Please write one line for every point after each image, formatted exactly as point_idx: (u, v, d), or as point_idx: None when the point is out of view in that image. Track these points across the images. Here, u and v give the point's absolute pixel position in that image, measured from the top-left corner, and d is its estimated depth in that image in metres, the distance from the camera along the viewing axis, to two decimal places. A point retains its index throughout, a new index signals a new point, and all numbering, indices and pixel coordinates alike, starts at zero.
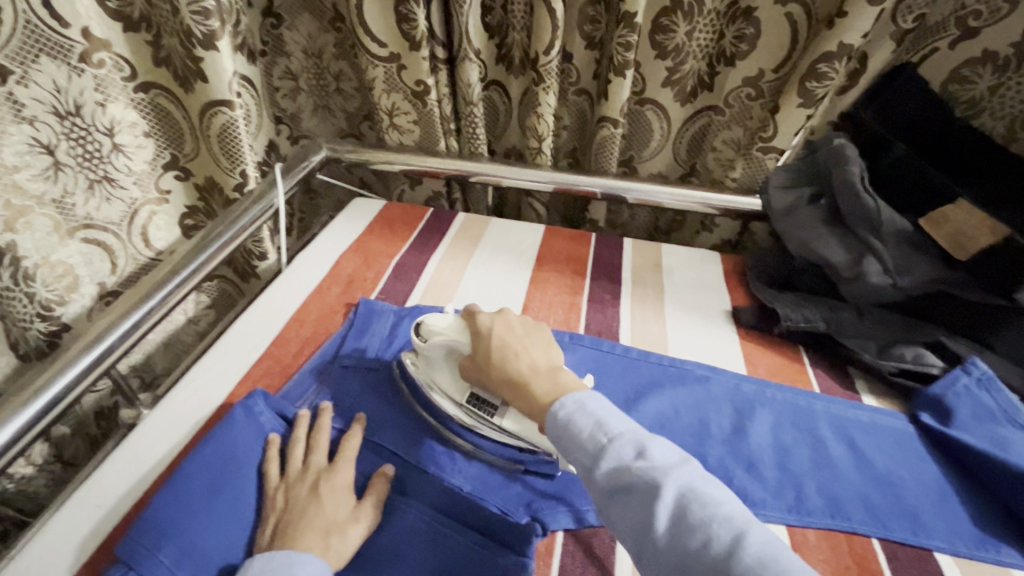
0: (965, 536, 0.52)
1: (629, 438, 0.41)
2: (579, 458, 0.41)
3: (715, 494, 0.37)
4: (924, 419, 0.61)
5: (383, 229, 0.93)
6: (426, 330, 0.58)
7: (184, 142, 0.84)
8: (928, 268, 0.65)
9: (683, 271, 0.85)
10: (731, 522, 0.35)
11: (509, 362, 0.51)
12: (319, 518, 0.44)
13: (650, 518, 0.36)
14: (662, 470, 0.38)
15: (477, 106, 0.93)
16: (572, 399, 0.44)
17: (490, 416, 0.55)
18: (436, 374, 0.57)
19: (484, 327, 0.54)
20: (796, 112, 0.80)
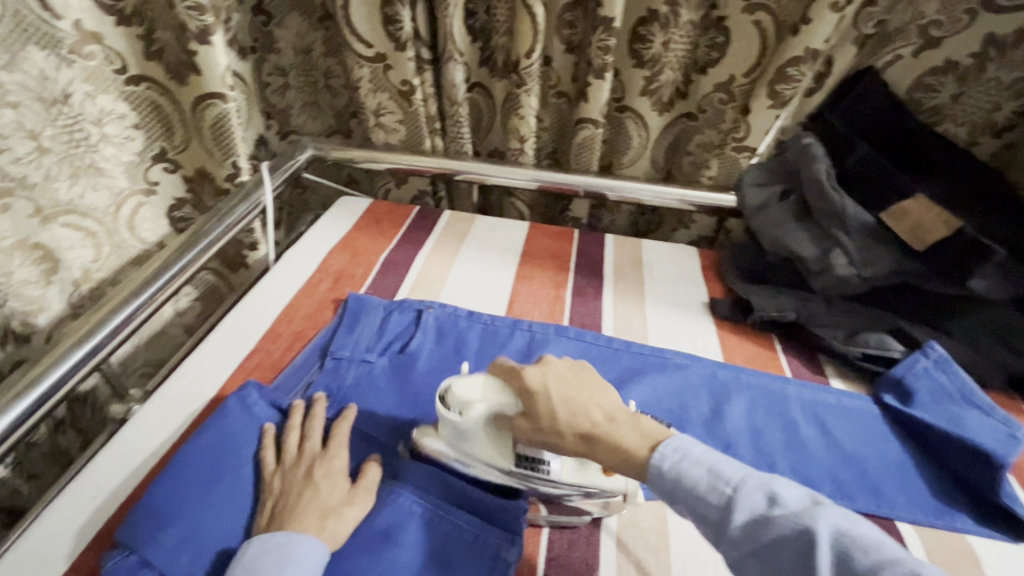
0: (924, 507, 0.55)
1: (754, 485, 0.38)
2: (706, 516, 0.39)
3: (866, 532, 0.34)
4: (888, 400, 0.64)
5: (369, 226, 0.94)
6: (456, 400, 0.49)
7: (174, 134, 0.84)
8: (890, 257, 0.69)
9: (663, 266, 0.88)
10: (897, 563, 0.31)
11: (579, 414, 0.44)
12: (314, 501, 0.46)
13: (808, 571, 0.33)
14: (805, 516, 0.35)
15: (461, 105, 0.95)
16: (671, 447, 0.41)
17: (541, 473, 0.49)
18: (475, 445, 0.50)
19: (536, 386, 0.46)
20: (767, 113, 0.84)
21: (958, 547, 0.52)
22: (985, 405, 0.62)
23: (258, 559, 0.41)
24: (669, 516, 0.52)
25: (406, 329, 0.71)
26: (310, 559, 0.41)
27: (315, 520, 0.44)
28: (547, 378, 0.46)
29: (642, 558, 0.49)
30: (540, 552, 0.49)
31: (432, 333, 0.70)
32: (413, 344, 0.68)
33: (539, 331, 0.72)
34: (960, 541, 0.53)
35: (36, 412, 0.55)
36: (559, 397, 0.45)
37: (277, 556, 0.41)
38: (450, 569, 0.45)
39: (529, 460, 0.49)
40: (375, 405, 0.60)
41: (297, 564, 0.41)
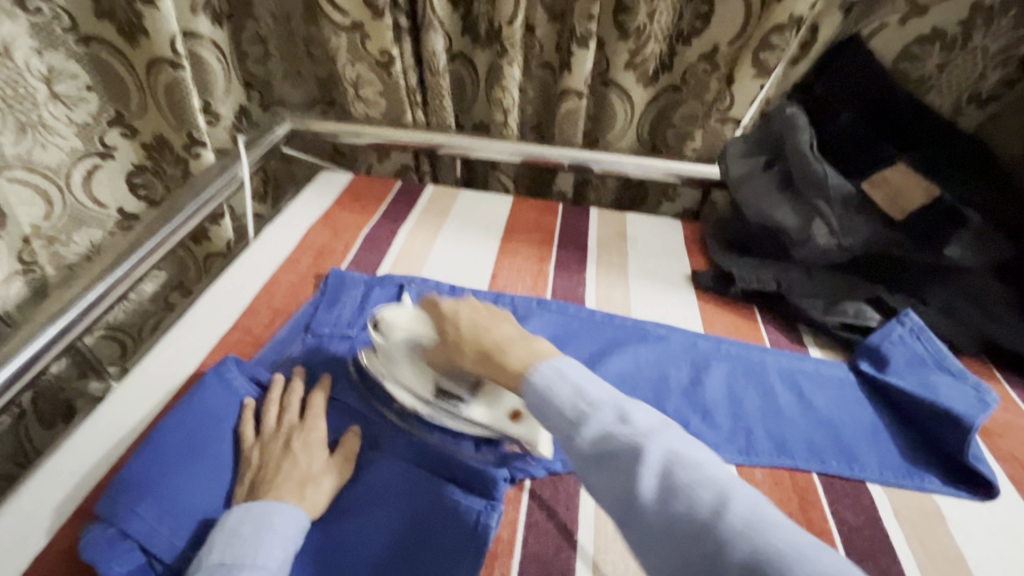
0: (895, 469, 0.57)
1: (609, 406, 0.42)
2: (559, 425, 0.42)
3: (698, 457, 0.38)
4: (863, 366, 0.66)
5: (350, 201, 0.93)
6: (386, 325, 0.57)
7: (130, 101, 0.89)
8: (870, 228, 0.70)
9: (646, 239, 0.88)
10: (711, 482, 0.36)
11: (482, 334, 0.52)
12: (293, 471, 0.46)
13: (633, 480, 0.37)
14: (645, 437, 0.39)
15: (443, 76, 0.93)
16: (551, 369, 0.45)
17: (458, 408, 0.53)
18: (398, 374, 0.55)
19: (449, 311, 0.55)
20: (751, 83, 0.84)
21: (925, 506, 0.54)
22: (956, 370, 0.63)
23: (238, 526, 0.41)
24: None
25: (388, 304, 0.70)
26: (290, 528, 0.42)
27: (294, 489, 0.45)
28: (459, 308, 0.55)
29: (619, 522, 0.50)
30: (521, 518, 0.50)
31: None
32: None
33: (521, 305, 0.72)
34: (927, 500, 0.55)
35: (12, 387, 0.54)
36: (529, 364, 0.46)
37: (257, 524, 0.41)
38: (431, 534, 0.46)
39: (445, 393, 0.54)
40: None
41: (278, 533, 0.41)
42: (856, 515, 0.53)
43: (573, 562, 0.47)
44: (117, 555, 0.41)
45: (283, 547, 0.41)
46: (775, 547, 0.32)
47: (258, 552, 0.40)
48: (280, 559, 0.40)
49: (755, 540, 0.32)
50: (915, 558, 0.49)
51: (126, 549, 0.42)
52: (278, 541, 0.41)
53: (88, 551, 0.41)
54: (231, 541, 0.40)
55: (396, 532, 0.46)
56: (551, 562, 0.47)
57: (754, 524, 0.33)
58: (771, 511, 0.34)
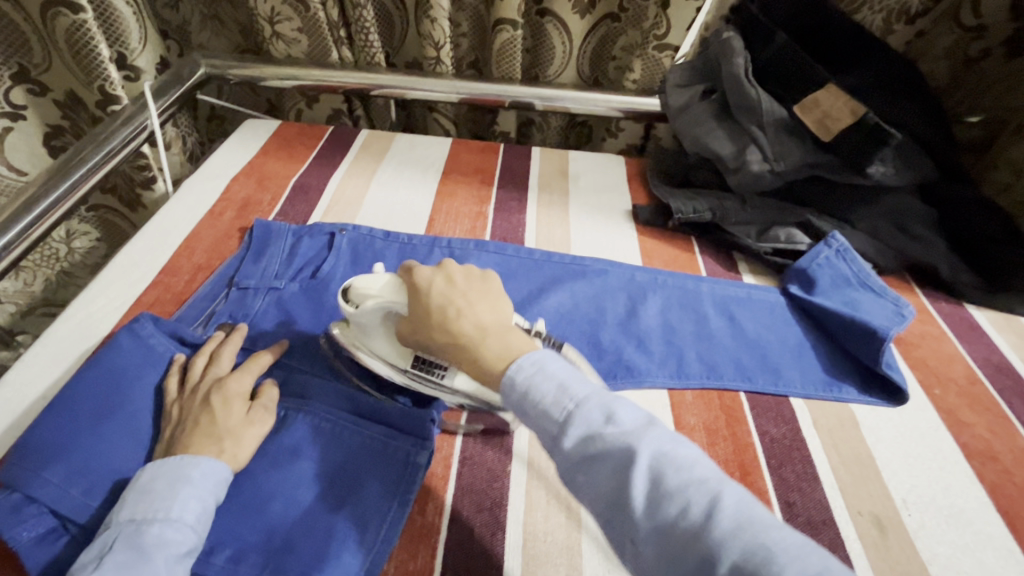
0: (816, 381, 0.60)
1: (596, 403, 0.37)
2: (543, 426, 0.38)
3: (686, 455, 0.34)
4: (792, 289, 0.68)
5: (278, 149, 0.88)
6: (356, 295, 0.51)
7: (32, 52, 0.80)
8: (801, 151, 0.70)
9: (589, 176, 0.87)
10: (703, 486, 0.32)
11: (451, 320, 0.45)
12: (210, 425, 0.44)
13: (621, 487, 0.34)
14: (634, 437, 0.35)
15: (366, 8, 0.86)
16: (530, 362, 0.41)
17: (439, 378, 0.49)
18: (374, 340, 0.52)
19: (423, 284, 0.48)
20: (686, 6, 0.81)
21: (841, 415, 0.57)
22: (878, 288, 0.65)
23: (151, 484, 0.40)
24: None
25: (318, 253, 0.68)
26: (207, 482, 0.41)
27: (214, 440, 0.43)
28: (435, 279, 0.48)
29: None
30: (455, 453, 0.51)
31: (347, 255, 0.68)
32: (326, 268, 0.65)
33: (458, 247, 0.70)
34: (844, 409, 0.58)
35: None
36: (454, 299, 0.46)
37: (170, 480, 0.40)
38: (361, 477, 0.46)
39: (426, 363, 0.50)
40: (287, 330, 0.59)
41: (195, 486, 0.40)
42: (779, 428, 0.55)
43: (506, 492, 0.48)
44: (22, 520, 0.40)
45: (201, 500, 0.40)
46: (766, 552, 0.28)
47: (171, 506, 0.39)
48: (198, 512, 0.40)
49: (745, 549, 0.28)
50: (830, 462, 0.53)
51: (33, 513, 0.41)
52: (195, 493, 0.40)
53: None
54: (145, 499, 0.39)
55: (325, 476, 0.46)
56: (485, 494, 0.48)
57: (747, 532, 0.29)
58: (768, 516, 0.30)
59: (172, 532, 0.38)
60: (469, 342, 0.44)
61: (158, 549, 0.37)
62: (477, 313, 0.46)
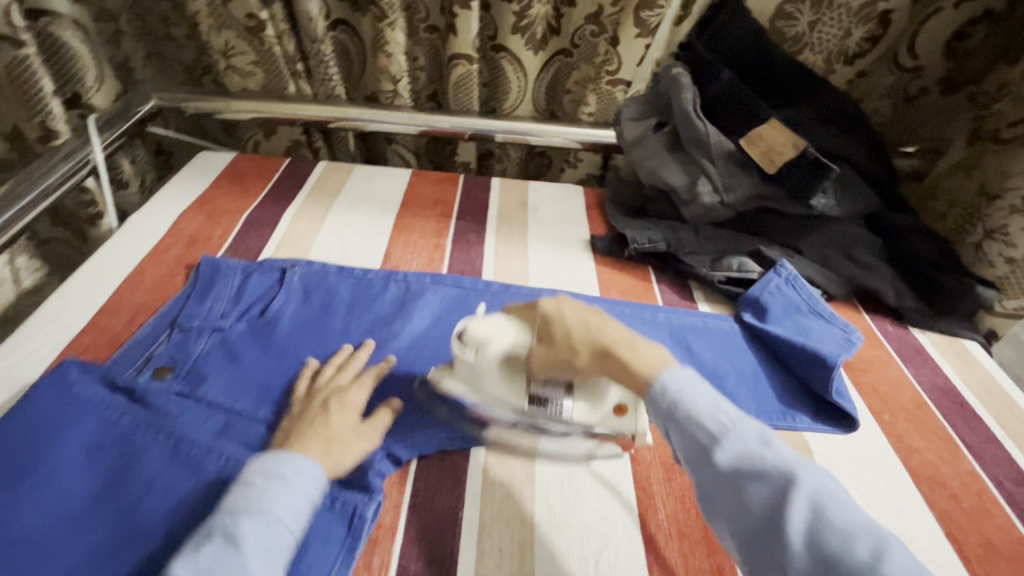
0: (771, 411, 0.60)
1: (750, 429, 0.41)
2: (693, 434, 0.42)
3: (840, 494, 0.37)
4: (746, 317, 0.69)
5: (231, 182, 0.86)
6: (473, 337, 0.52)
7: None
8: (750, 184, 0.72)
9: (548, 206, 0.88)
10: (864, 526, 0.35)
11: (611, 350, 0.49)
12: (324, 429, 0.48)
13: (774, 507, 0.37)
14: (792, 467, 0.38)
15: (325, 43, 0.86)
16: (681, 376, 0.45)
17: (558, 412, 0.52)
18: (486, 382, 0.53)
19: (552, 314, 0.52)
20: (634, 43, 0.82)
21: (795, 444, 0.57)
22: (827, 314, 0.67)
23: (249, 478, 0.43)
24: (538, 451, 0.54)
25: (268, 290, 0.66)
26: (299, 474, 0.43)
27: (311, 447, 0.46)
28: (564, 309, 0.52)
29: (506, 496, 0.50)
30: (405, 499, 0.49)
31: (298, 292, 0.66)
32: (275, 306, 0.64)
33: (414, 281, 0.69)
34: (798, 438, 0.58)
35: None
36: (576, 320, 0.51)
37: (266, 473, 0.43)
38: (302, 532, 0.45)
39: (543, 400, 0.52)
40: (232, 373, 0.56)
41: (287, 482, 0.42)
42: None
43: (457, 541, 0.47)
44: None
45: (291, 496, 0.42)
46: None
47: (264, 499, 0.41)
48: (288, 507, 0.41)
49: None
50: None
51: None
52: (286, 488, 0.42)
53: None
54: (243, 491, 0.42)
55: None
56: (436, 544, 0.46)
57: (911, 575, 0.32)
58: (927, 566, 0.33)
59: (263, 525, 0.40)
60: (626, 371, 0.47)
61: (247, 539, 0.38)
62: (609, 329, 0.51)
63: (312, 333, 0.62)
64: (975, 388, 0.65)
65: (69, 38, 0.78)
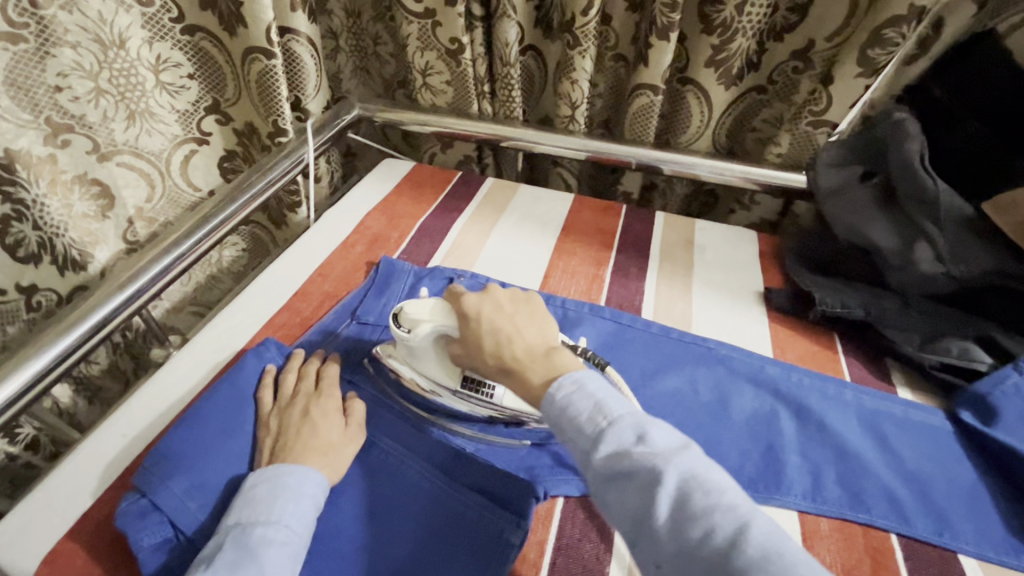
0: (996, 542, 0.49)
1: (627, 423, 0.39)
2: (575, 440, 0.40)
3: (720, 483, 0.35)
4: (963, 416, 0.57)
5: (409, 190, 0.93)
6: (408, 319, 0.54)
7: (225, 87, 0.84)
8: (985, 257, 0.59)
9: (716, 249, 0.82)
10: (736, 515, 0.33)
11: (505, 347, 0.47)
12: (312, 439, 0.48)
13: (650, 509, 0.35)
14: (664, 459, 0.36)
15: (514, 67, 0.89)
16: (570, 379, 0.42)
17: (485, 396, 0.53)
18: (427, 361, 0.55)
19: (472, 311, 0.50)
20: (853, 82, 0.73)
21: None
22: None
23: (254, 490, 0.43)
24: None
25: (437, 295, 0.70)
26: (302, 486, 0.44)
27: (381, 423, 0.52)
28: (483, 305, 0.51)
29: None
30: (550, 538, 0.48)
31: None
32: None
33: (572, 309, 0.68)
34: None
35: (91, 341, 0.58)
36: (489, 325, 0.49)
37: (271, 486, 0.43)
38: (449, 542, 0.45)
39: (474, 383, 0.53)
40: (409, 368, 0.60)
41: (294, 492, 0.43)
42: None
43: None
44: (146, 526, 0.43)
45: (297, 503, 0.43)
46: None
47: (271, 510, 0.42)
48: (296, 515, 0.42)
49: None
50: None
51: (156, 521, 0.43)
52: (293, 497, 0.43)
53: (122, 518, 0.43)
54: (249, 503, 0.42)
55: (416, 533, 0.46)
56: None
57: (779, 561, 0.30)
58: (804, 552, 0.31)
59: (275, 533, 0.40)
60: (511, 370, 0.46)
61: (264, 548, 0.39)
62: (526, 339, 0.48)
63: None
64: None
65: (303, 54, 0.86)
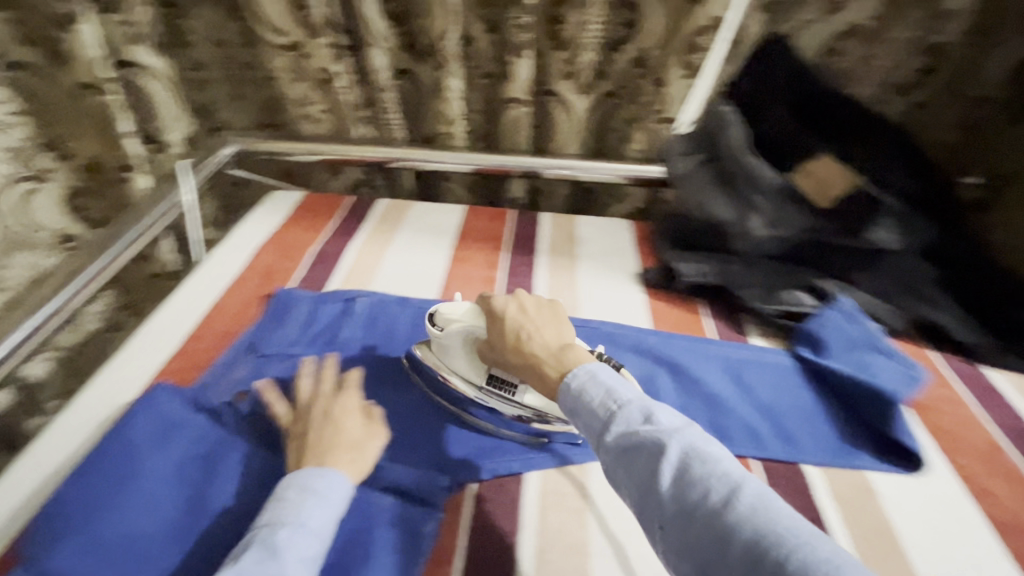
0: (830, 449, 0.59)
1: (635, 405, 0.42)
2: (590, 423, 0.43)
3: (717, 452, 0.38)
4: (803, 352, 0.68)
5: (299, 220, 0.93)
6: (443, 317, 0.59)
7: (62, 123, 0.83)
8: (799, 218, 0.73)
9: (596, 240, 0.90)
10: (728, 478, 0.36)
11: (524, 343, 0.52)
12: (340, 439, 0.50)
13: (654, 477, 0.38)
14: (669, 434, 0.39)
15: (387, 91, 0.92)
16: (583, 370, 0.46)
17: (510, 394, 0.56)
18: (452, 358, 0.59)
19: (499, 311, 0.55)
20: (681, 83, 0.87)
21: (856, 483, 0.56)
22: (888, 350, 0.66)
23: (286, 493, 0.44)
24: (591, 480, 0.55)
25: (335, 318, 0.71)
26: (328, 489, 0.44)
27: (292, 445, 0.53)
28: (510, 305, 0.55)
29: (560, 523, 0.51)
30: (464, 522, 0.50)
31: (362, 320, 0.71)
32: (343, 333, 0.68)
33: None
34: (859, 477, 0.56)
35: None
36: (514, 322, 0.54)
37: (299, 490, 0.44)
38: (366, 548, 0.47)
39: (499, 381, 0.57)
40: None
41: (318, 495, 0.44)
42: (793, 497, 0.54)
43: (515, 564, 0.48)
44: None
45: (320, 505, 0.43)
46: (777, 535, 0.31)
47: (299, 514, 0.42)
48: (316, 518, 0.42)
49: (764, 534, 0.32)
50: (848, 535, 0.51)
51: None
52: (316, 500, 0.43)
53: None
54: (279, 508, 0.43)
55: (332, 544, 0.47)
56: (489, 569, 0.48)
57: (763, 515, 0.33)
58: (786, 507, 0.34)
59: (299, 535, 0.41)
60: (531, 363, 0.51)
61: (288, 549, 0.40)
62: (545, 336, 0.52)
63: (377, 362, 0.65)
64: None
65: (154, 86, 0.92)
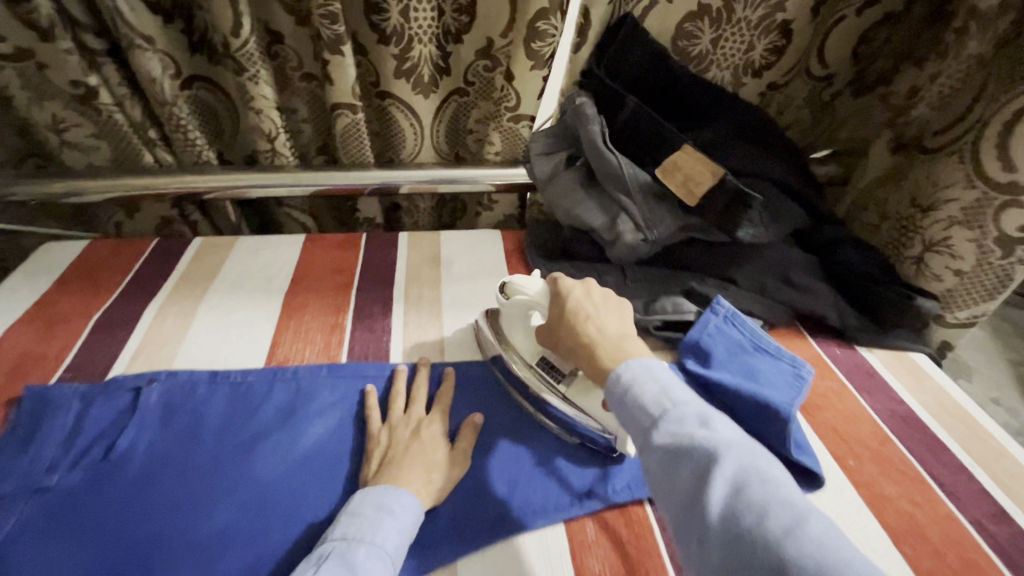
0: None
1: (694, 410, 0.39)
2: (636, 417, 0.40)
3: (777, 475, 0.34)
4: (689, 365, 0.60)
5: (76, 279, 0.71)
6: (512, 290, 0.58)
7: None
8: (671, 218, 0.67)
9: (463, 259, 0.79)
10: (789, 505, 0.32)
11: (580, 325, 0.49)
12: (420, 456, 0.49)
13: (701, 486, 0.34)
14: (725, 447, 0.35)
15: (177, 105, 0.73)
16: (638, 363, 0.43)
17: (557, 381, 0.54)
18: (515, 333, 0.58)
19: (564, 290, 0.52)
20: (531, 76, 0.75)
21: None
22: (772, 348, 0.60)
23: (360, 508, 0.44)
24: None
25: (116, 418, 0.53)
26: (407, 512, 0.44)
27: None
28: (576, 287, 0.52)
29: None
30: None
31: (156, 415, 0.54)
32: (124, 440, 0.51)
33: (306, 377, 0.58)
34: None
35: None
36: (574, 303, 0.51)
37: (377, 505, 0.44)
38: None
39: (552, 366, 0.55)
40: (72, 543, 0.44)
41: (394, 516, 0.43)
42: None
43: None
44: None
45: (399, 529, 0.43)
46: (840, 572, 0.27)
47: (376, 532, 0.42)
48: (395, 543, 0.42)
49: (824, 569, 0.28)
50: None
51: None
52: (394, 522, 0.43)
53: None
54: (357, 524, 0.42)
55: None
56: None
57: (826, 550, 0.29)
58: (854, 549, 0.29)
59: (373, 556, 0.40)
60: (580, 346, 0.48)
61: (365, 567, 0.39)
62: (603, 322, 0.49)
63: (172, 474, 0.49)
64: (933, 409, 0.61)
65: None
